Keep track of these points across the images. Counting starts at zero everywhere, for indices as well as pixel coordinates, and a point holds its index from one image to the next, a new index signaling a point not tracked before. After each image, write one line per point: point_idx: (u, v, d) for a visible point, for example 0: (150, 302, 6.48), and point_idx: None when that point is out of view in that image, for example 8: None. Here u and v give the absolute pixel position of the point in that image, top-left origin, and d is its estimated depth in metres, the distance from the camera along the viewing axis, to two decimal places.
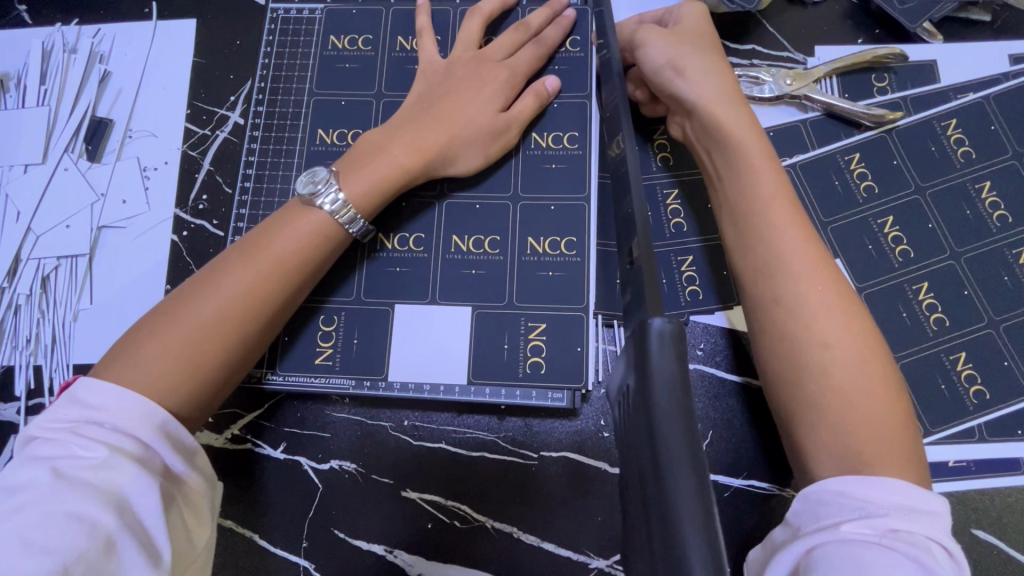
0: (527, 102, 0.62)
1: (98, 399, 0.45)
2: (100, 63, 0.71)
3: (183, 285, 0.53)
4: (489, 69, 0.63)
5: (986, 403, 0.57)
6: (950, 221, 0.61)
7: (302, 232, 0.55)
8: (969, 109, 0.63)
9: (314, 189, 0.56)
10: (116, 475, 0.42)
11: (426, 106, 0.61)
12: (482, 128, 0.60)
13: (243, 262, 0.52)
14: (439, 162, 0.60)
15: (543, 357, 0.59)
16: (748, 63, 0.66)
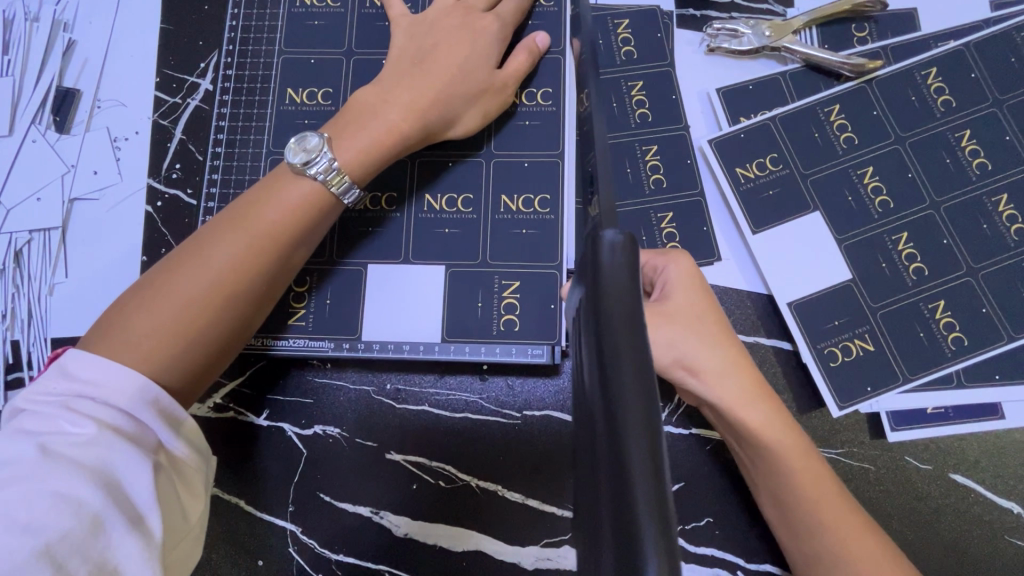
0: (521, 59, 0.61)
1: (89, 373, 0.43)
2: (65, 32, 0.69)
3: (170, 255, 0.50)
4: (477, 22, 0.61)
5: (964, 350, 0.57)
6: (930, 170, 0.60)
7: (294, 199, 0.52)
8: (950, 57, 0.62)
9: (307, 158, 0.53)
10: (107, 451, 0.40)
11: (416, 63, 0.59)
12: (478, 84, 0.59)
13: (232, 232, 0.50)
14: (439, 123, 0.58)
15: (517, 314, 0.59)
16: (727, 16, 0.65)
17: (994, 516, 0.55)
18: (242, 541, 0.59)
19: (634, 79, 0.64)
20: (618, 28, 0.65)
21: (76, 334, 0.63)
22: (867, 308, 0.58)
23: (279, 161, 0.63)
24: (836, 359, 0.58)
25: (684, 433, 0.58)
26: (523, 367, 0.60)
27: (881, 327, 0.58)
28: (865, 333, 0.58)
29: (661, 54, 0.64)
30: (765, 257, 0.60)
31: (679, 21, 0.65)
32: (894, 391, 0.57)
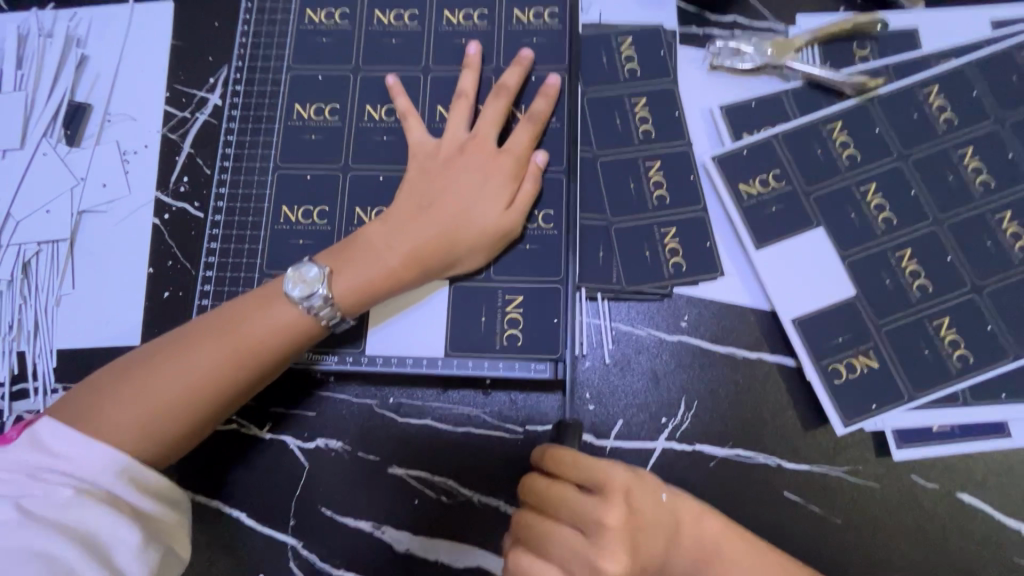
0: (528, 186, 0.60)
1: (63, 447, 0.45)
2: (77, 47, 0.70)
3: (159, 342, 0.52)
4: (493, 159, 0.60)
5: (970, 366, 0.57)
6: (932, 187, 0.61)
7: (275, 322, 0.53)
8: (951, 75, 0.63)
9: (303, 289, 0.54)
10: (81, 513, 0.42)
11: (422, 206, 0.58)
12: (487, 226, 0.58)
13: (217, 341, 0.52)
14: (441, 267, 0.58)
15: (520, 329, 0.60)
16: (729, 35, 0.65)
17: (1004, 538, 0.54)
18: (243, 554, 0.58)
19: (638, 96, 0.64)
20: (622, 46, 0.65)
21: (82, 346, 0.63)
22: (872, 325, 0.58)
23: (286, 175, 0.64)
24: (840, 376, 0.57)
25: (686, 449, 0.58)
26: (527, 383, 0.60)
27: (885, 344, 0.58)
28: (870, 350, 0.58)
29: (663, 72, 0.65)
30: (769, 273, 0.60)
31: (682, 39, 0.66)
32: (900, 409, 0.56)
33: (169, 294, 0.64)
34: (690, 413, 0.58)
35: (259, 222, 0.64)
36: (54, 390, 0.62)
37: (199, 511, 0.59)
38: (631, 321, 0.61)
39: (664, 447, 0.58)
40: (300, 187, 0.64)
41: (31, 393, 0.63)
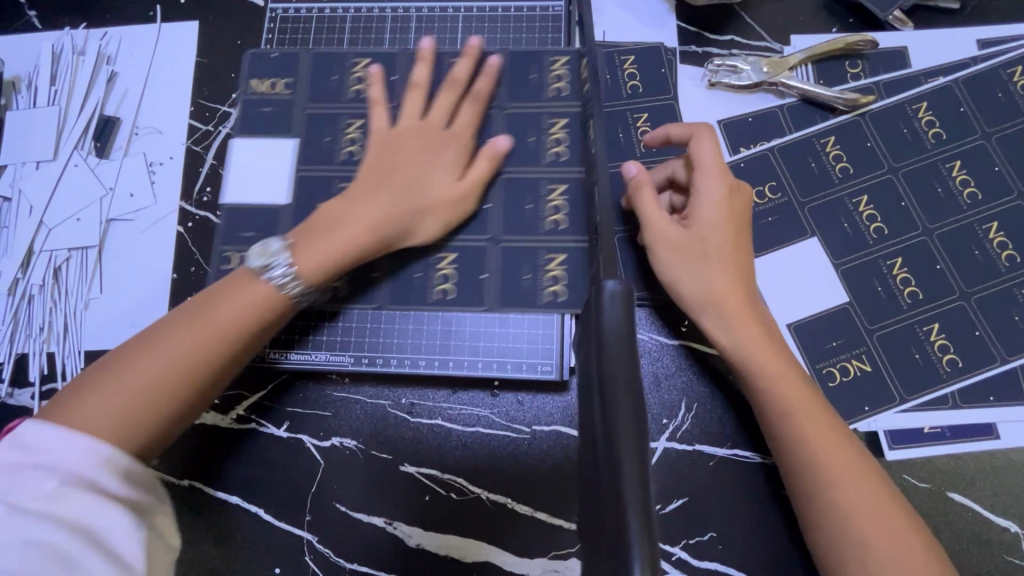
0: (482, 166, 0.59)
1: (37, 441, 0.42)
2: (107, 64, 0.74)
3: (112, 352, 0.49)
4: (438, 141, 0.58)
5: (959, 370, 0.59)
6: (921, 199, 0.63)
7: (320, 255, 0.53)
8: (939, 92, 0.66)
9: (267, 261, 0.52)
10: (71, 503, 0.40)
11: (377, 176, 0.57)
12: (446, 196, 0.57)
13: (180, 331, 0.49)
14: (395, 235, 0.56)
15: (563, 286, 0.59)
16: (726, 53, 0.69)
17: (994, 536, 0.56)
18: (261, 549, 0.61)
19: (639, 111, 0.68)
20: (624, 63, 0.69)
21: (109, 347, 0.67)
22: (864, 331, 0.61)
23: None
24: (834, 379, 0.60)
25: (686, 449, 0.60)
26: (533, 385, 0.63)
27: (877, 349, 0.60)
28: (862, 354, 0.60)
29: (662, 86, 0.68)
30: (765, 280, 0.63)
31: (682, 57, 0.69)
32: (892, 411, 0.59)
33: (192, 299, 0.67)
34: (689, 414, 0.61)
35: None
36: None
37: (219, 507, 0.62)
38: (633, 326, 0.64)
39: (664, 447, 0.60)
40: None
41: None
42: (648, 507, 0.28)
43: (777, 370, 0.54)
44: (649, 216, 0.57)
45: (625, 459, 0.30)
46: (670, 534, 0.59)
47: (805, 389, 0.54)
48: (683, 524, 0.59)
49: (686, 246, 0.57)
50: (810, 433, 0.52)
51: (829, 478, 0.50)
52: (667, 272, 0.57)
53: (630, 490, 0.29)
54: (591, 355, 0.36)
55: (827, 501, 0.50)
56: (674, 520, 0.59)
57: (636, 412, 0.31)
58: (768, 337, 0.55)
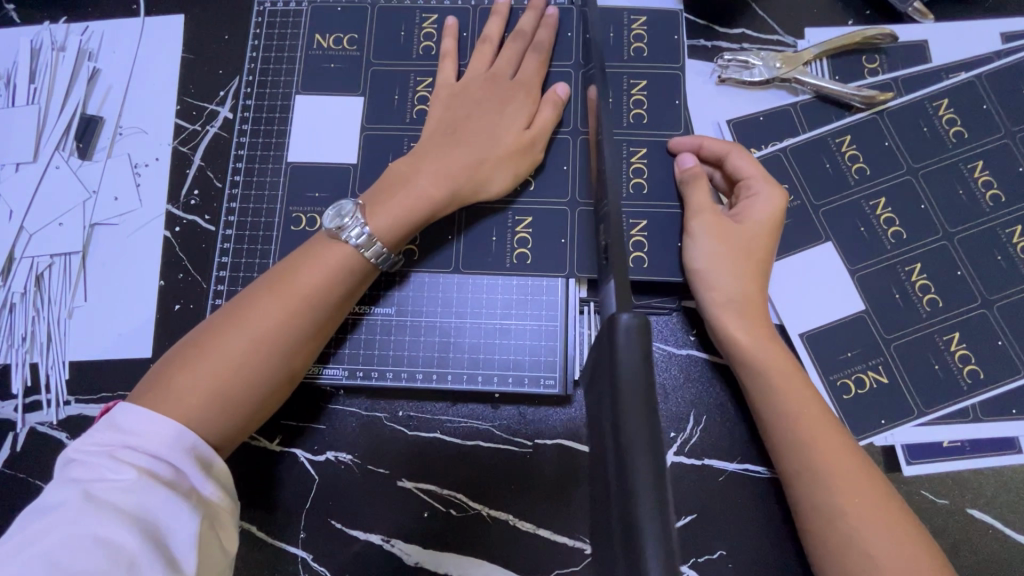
0: (547, 112, 0.61)
1: (133, 424, 0.46)
2: (89, 61, 0.71)
3: (213, 316, 0.52)
4: (504, 91, 0.61)
5: (980, 382, 0.57)
6: (942, 201, 0.61)
7: (394, 210, 0.55)
8: (960, 89, 0.63)
9: (340, 223, 0.54)
10: (146, 496, 0.42)
11: (449, 131, 0.59)
12: (511, 147, 0.59)
13: (270, 296, 0.52)
14: (472, 189, 0.58)
15: (646, 252, 0.60)
16: (738, 48, 0.65)
17: (1015, 555, 0.54)
18: (253, 568, 0.59)
19: (638, 77, 0.64)
20: (634, 24, 0.65)
21: (94, 358, 0.64)
22: (881, 340, 0.58)
23: (296, 191, 0.65)
24: (849, 392, 0.57)
25: (695, 464, 0.58)
26: (535, 397, 0.60)
27: (895, 359, 0.58)
28: (879, 365, 0.58)
29: (672, 56, 0.64)
30: (778, 286, 0.60)
31: (691, 52, 0.66)
32: (911, 424, 0.56)
33: (180, 307, 0.65)
34: (698, 427, 0.59)
35: (269, 235, 0.64)
36: (67, 402, 0.63)
37: None
38: None
39: (673, 461, 0.58)
40: (309, 201, 0.64)
41: (43, 406, 0.63)
42: (666, 527, 0.27)
43: (794, 375, 0.52)
44: (699, 205, 0.57)
45: (640, 480, 0.28)
46: (678, 553, 0.56)
47: (815, 398, 0.52)
48: (691, 543, 0.56)
49: (721, 238, 0.56)
50: (821, 445, 0.50)
51: (836, 487, 0.48)
52: (698, 258, 0.56)
53: (646, 508, 0.27)
54: (603, 373, 0.34)
55: (828, 512, 0.48)
56: (682, 537, 0.56)
57: (652, 432, 0.30)
58: (779, 342, 0.54)
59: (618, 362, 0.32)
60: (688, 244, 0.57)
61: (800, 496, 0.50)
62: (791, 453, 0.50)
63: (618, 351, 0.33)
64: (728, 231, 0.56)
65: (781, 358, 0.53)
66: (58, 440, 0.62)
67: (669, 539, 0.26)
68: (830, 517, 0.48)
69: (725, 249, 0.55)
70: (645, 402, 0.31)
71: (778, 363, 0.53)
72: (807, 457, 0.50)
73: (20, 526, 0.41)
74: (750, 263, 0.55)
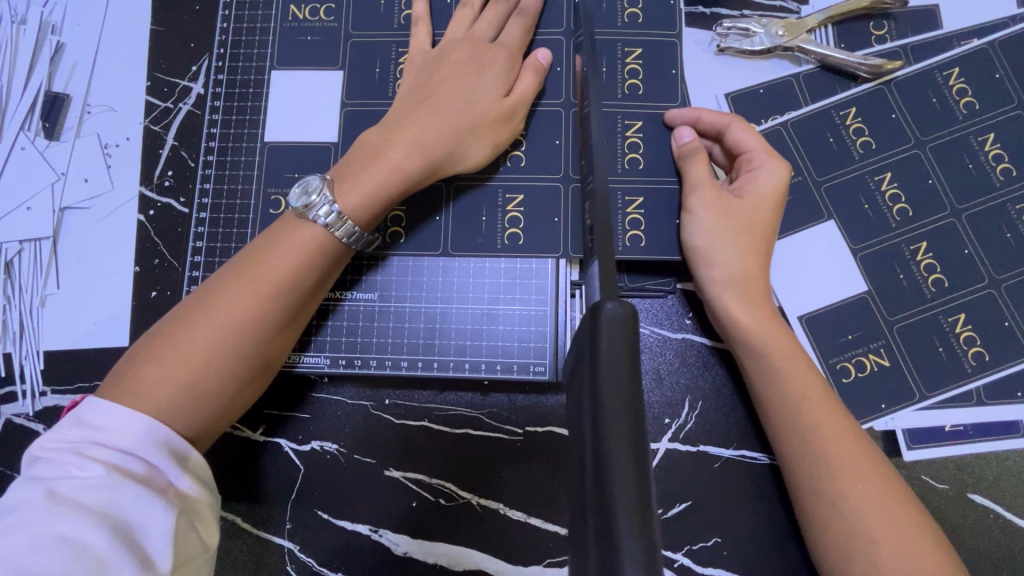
0: (528, 79, 0.58)
1: (100, 420, 0.44)
2: (52, 35, 0.67)
3: (179, 305, 0.50)
4: (484, 55, 0.57)
5: (985, 364, 0.55)
6: (950, 176, 0.58)
7: (364, 186, 0.52)
8: (971, 57, 0.60)
9: (308, 201, 0.51)
10: (115, 494, 0.40)
11: (423, 99, 0.56)
12: (489, 115, 0.56)
13: (237, 282, 0.49)
14: (448, 160, 0.55)
15: (643, 230, 0.58)
16: (738, 15, 0.62)
17: (1015, 540, 0.53)
18: (238, 560, 0.57)
19: (632, 45, 0.61)
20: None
21: (69, 347, 0.62)
22: (884, 322, 0.56)
23: (272, 171, 0.62)
24: (850, 375, 0.55)
25: (690, 450, 0.56)
26: (525, 384, 0.58)
27: (897, 342, 0.56)
28: (880, 348, 0.56)
29: (669, 23, 0.61)
30: (778, 268, 0.58)
31: (688, 19, 0.62)
32: (911, 408, 0.55)
33: (156, 294, 0.62)
34: (694, 413, 0.57)
35: (245, 218, 0.61)
36: (43, 393, 0.61)
37: None
38: None
39: (667, 448, 0.56)
40: (287, 181, 0.61)
41: (19, 397, 0.61)
42: (648, 526, 0.25)
43: (793, 356, 0.50)
44: (698, 180, 0.55)
45: (617, 473, 0.27)
46: (672, 540, 0.55)
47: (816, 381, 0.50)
48: (685, 530, 0.55)
49: (723, 214, 0.53)
50: (824, 430, 0.48)
51: (838, 473, 0.47)
52: (699, 235, 0.54)
53: (623, 503, 0.26)
54: (583, 361, 0.32)
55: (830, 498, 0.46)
56: (677, 525, 0.55)
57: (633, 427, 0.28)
58: (781, 324, 0.52)
59: (600, 352, 0.30)
60: (686, 221, 0.55)
61: (799, 480, 0.48)
62: (790, 436, 0.49)
63: (599, 340, 0.31)
64: (728, 208, 0.53)
65: (784, 340, 0.51)
66: (36, 432, 0.60)
67: (648, 534, 0.25)
68: (831, 504, 0.46)
69: (725, 227, 0.53)
70: (626, 394, 0.29)
71: (780, 345, 0.51)
72: (810, 443, 0.48)
73: None
74: (753, 241, 0.53)
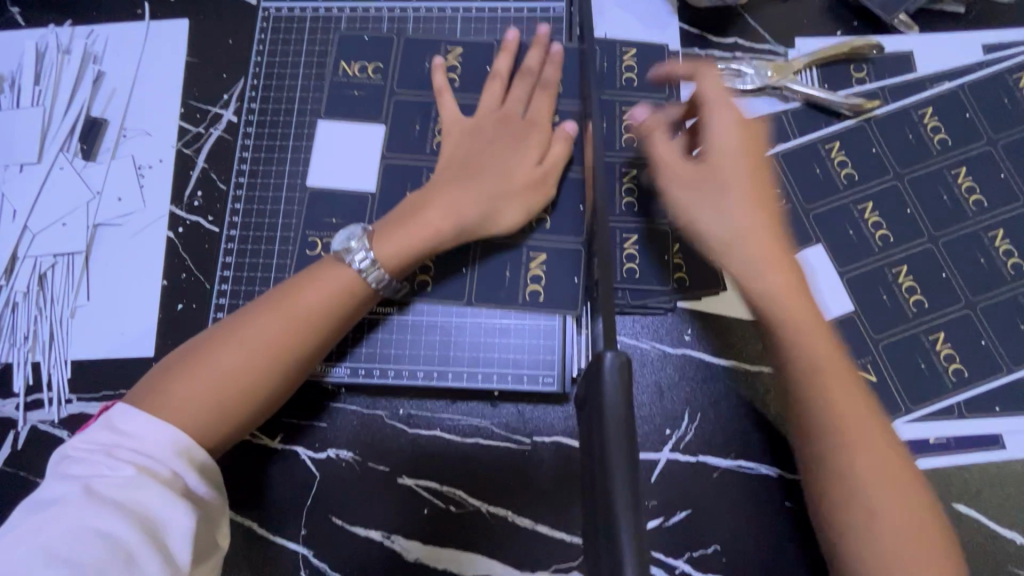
0: (558, 149, 0.62)
1: (131, 424, 0.46)
2: (94, 64, 0.71)
3: (217, 327, 0.53)
4: (519, 130, 0.63)
5: (965, 380, 0.59)
6: (927, 206, 0.63)
7: (401, 241, 0.56)
8: (943, 98, 0.65)
9: (348, 246, 0.55)
10: (140, 490, 0.43)
11: (463, 170, 0.60)
12: (523, 184, 0.60)
13: (272, 313, 0.52)
14: (483, 224, 0.59)
15: (637, 263, 0.62)
16: (730, 57, 0.68)
17: (998, 548, 0.56)
18: (253, 564, 0.59)
19: (628, 108, 0.66)
20: (624, 58, 0.67)
21: (97, 357, 0.65)
22: (870, 340, 0.60)
23: (298, 194, 0.66)
24: None
25: (690, 461, 0.59)
26: (533, 395, 0.62)
27: (883, 358, 0.59)
28: (868, 364, 0.59)
29: (660, 87, 0.66)
30: None
31: (686, 60, 0.68)
32: (900, 421, 0.58)
33: (183, 306, 0.65)
34: (693, 425, 0.60)
35: (273, 237, 0.65)
36: (69, 401, 0.63)
37: None
38: (637, 335, 0.62)
39: (669, 458, 0.59)
40: (313, 202, 0.66)
41: (45, 404, 0.64)
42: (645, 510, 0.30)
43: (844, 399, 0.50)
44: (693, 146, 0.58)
45: (619, 491, 0.30)
46: (674, 547, 0.58)
47: (819, 323, 0.53)
48: (686, 537, 0.58)
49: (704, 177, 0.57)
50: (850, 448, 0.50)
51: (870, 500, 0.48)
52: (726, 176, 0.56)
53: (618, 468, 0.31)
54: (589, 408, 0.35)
55: (857, 526, 0.48)
56: (678, 532, 0.58)
57: (629, 453, 0.31)
58: (794, 278, 0.54)
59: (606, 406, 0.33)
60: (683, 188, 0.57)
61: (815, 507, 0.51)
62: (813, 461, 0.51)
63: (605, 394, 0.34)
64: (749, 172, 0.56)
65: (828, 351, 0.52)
66: (60, 438, 0.62)
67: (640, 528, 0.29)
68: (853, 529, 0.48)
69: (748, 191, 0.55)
70: (628, 434, 0.32)
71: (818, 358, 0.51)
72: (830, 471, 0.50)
73: (19, 519, 0.42)
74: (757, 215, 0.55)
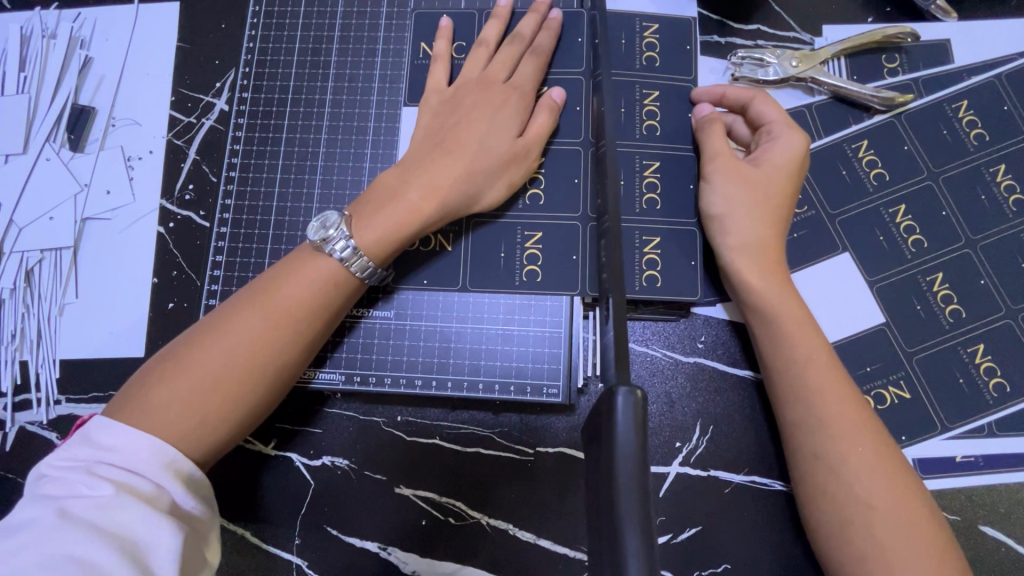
0: (542, 118, 0.59)
1: (111, 439, 0.44)
2: (81, 49, 0.68)
3: (194, 327, 0.50)
4: (499, 94, 0.59)
5: (1006, 396, 0.55)
6: (964, 208, 0.59)
7: (381, 223, 0.53)
8: (980, 91, 0.61)
9: (325, 235, 0.52)
10: (122, 512, 0.40)
11: (437, 139, 0.57)
12: (502, 154, 0.57)
13: (251, 309, 0.50)
14: (465, 201, 0.56)
15: (658, 271, 0.59)
16: (752, 45, 0.63)
17: None
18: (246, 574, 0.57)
19: (650, 88, 0.62)
20: (645, 32, 0.63)
21: (85, 357, 0.62)
22: (903, 354, 0.56)
23: (293, 189, 0.63)
24: None
25: (701, 475, 0.56)
26: (537, 405, 0.59)
27: (917, 374, 0.56)
28: (900, 380, 0.56)
29: (685, 69, 0.62)
30: None
31: (703, 48, 0.63)
32: (927, 438, 0.55)
33: (173, 305, 0.63)
34: (705, 437, 0.57)
35: (267, 233, 0.62)
36: (57, 402, 0.61)
37: None
38: (647, 342, 0.59)
39: (678, 472, 0.56)
40: (310, 198, 0.63)
41: (33, 405, 0.62)
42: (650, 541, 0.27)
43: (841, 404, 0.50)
44: (715, 152, 0.57)
45: (628, 536, 0.27)
46: (683, 566, 0.55)
47: (818, 338, 0.53)
48: (696, 556, 0.55)
49: (738, 182, 0.56)
50: (851, 460, 0.48)
51: (873, 520, 0.47)
52: (716, 204, 0.56)
53: (628, 510, 0.28)
54: (596, 443, 0.33)
55: (854, 522, 0.47)
56: (687, 550, 0.55)
57: (643, 499, 0.28)
58: (791, 288, 0.54)
59: (615, 436, 0.31)
60: (705, 189, 0.57)
61: (814, 520, 0.49)
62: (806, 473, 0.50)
63: (613, 425, 0.31)
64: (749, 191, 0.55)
65: (835, 375, 0.51)
66: (49, 441, 0.61)
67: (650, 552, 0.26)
68: (853, 546, 0.47)
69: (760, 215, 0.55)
70: (641, 471, 0.29)
71: (818, 376, 0.51)
72: (834, 476, 0.48)
73: None
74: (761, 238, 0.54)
